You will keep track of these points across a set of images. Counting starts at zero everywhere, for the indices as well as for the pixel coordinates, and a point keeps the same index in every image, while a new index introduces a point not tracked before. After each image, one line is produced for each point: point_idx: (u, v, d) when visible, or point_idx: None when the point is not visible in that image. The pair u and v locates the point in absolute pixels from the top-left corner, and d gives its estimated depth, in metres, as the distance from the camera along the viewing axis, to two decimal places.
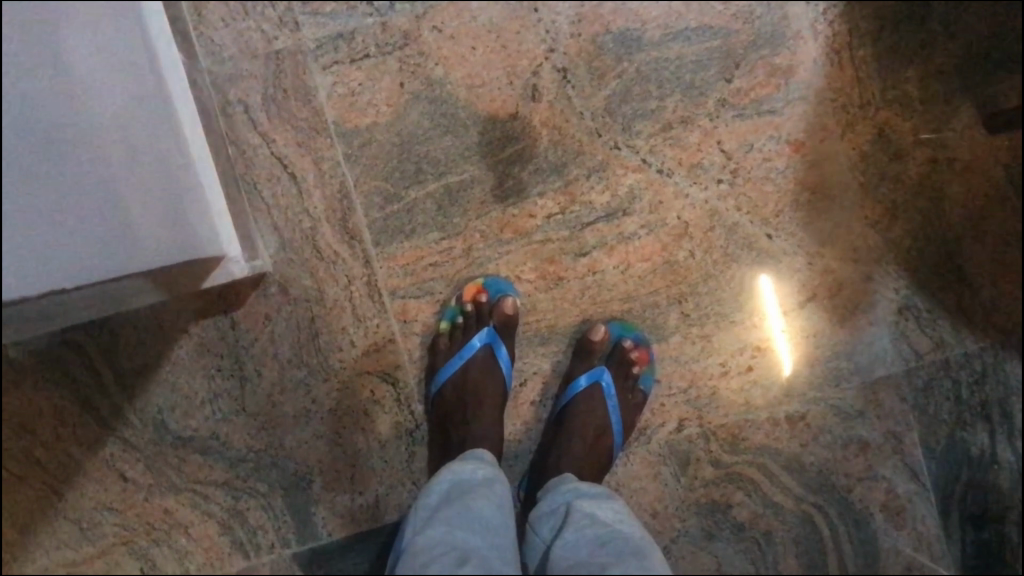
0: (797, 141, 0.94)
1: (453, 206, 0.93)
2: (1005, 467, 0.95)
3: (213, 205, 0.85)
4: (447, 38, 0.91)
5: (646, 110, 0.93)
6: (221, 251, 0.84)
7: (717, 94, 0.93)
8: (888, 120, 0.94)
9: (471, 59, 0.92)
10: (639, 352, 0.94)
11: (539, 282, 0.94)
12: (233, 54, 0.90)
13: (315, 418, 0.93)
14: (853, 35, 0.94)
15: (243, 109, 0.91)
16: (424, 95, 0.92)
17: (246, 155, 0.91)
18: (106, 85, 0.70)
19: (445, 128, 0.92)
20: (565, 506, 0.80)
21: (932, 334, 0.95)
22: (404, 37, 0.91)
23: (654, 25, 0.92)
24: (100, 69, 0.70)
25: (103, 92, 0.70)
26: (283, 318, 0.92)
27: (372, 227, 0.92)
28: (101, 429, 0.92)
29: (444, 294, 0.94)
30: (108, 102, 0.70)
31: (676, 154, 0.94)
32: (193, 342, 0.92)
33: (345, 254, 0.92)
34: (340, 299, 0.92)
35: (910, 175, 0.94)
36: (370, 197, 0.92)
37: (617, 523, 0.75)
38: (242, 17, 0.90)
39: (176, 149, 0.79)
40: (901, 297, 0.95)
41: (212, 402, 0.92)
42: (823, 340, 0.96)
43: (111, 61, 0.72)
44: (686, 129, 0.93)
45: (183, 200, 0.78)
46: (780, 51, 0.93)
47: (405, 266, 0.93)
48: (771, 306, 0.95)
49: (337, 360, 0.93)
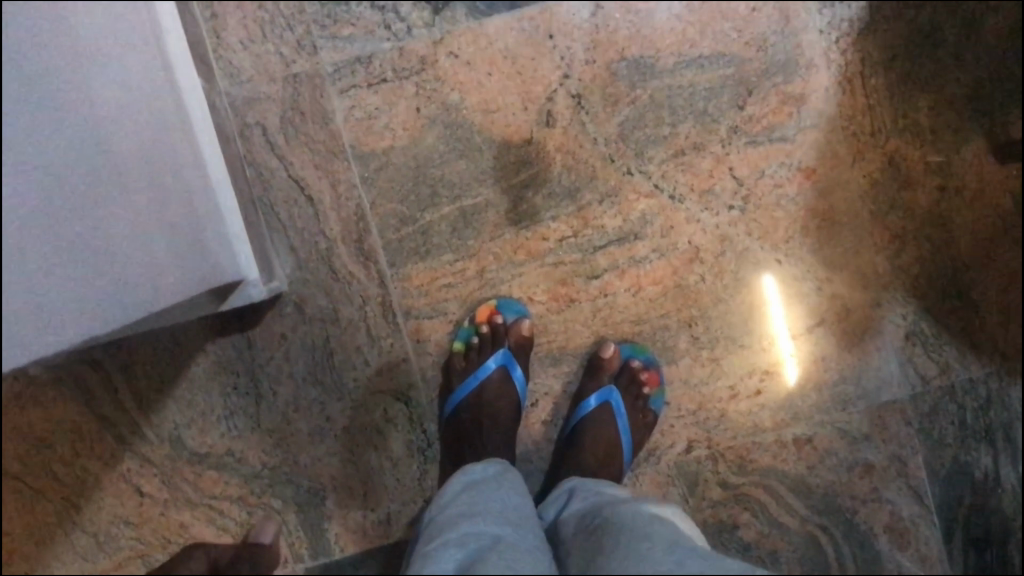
0: (808, 168, 0.95)
1: (467, 229, 0.94)
2: (1007, 491, 0.96)
3: (224, 218, 0.82)
4: (464, 64, 0.92)
5: (659, 136, 0.94)
6: (233, 268, 0.82)
7: (729, 121, 0.94)
8: (898, 148, 0.95)
9: (487, 85, 0.93)
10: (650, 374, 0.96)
11: (551, 304, 0.95)
12: (251, 77, 0.91)
13: (329, 435, 0.94)
14: (865, 63, 0.95)
15: (261, 131, 0.92)
16: (440, 120, 0.93)
17: (264, 177, 0.92)
18: (119, 97, 0.67)
19: (461, 152, 0.93)
20: (579, 490, 0.81)
21: (939, 360, 0.96)
22: (420, 62, 0.92)
23: (667, 52, 0.94)
24: (110, 78, 0.66)
25: (115, 103, 0.66)
26: (299, 337, 0.93)
27: (387, 249, 0.94)
28: (118, 444, 0.93)
29: (458, 315, 0.95)
30: (116, 111, 0.66)
31: (688, 180, 0.95)
32: (210, 360, 0.93)
33: (361, 275, 0.93)
34: (355, 319, 0.94)
35: (919, 203, 0.95)
36: (385, 219, 0.93)
37: (632, 499, 0.76)
38: (261, 41, 0.91)
39: (193, 165, 0.76)
40: (909, 322, 0.96)
41: (228, 419, 0.94)
42: (830, 364, 0.97)
43: (132, 73, 0.68)
44: (698, 156, 0.95)
45: (200, 220, 0.76)
46: (792, 79, 0.94)
47: (420, 288, 0.94)
48: (774, 303, 0.96)
49: (351, 379, 0.94)
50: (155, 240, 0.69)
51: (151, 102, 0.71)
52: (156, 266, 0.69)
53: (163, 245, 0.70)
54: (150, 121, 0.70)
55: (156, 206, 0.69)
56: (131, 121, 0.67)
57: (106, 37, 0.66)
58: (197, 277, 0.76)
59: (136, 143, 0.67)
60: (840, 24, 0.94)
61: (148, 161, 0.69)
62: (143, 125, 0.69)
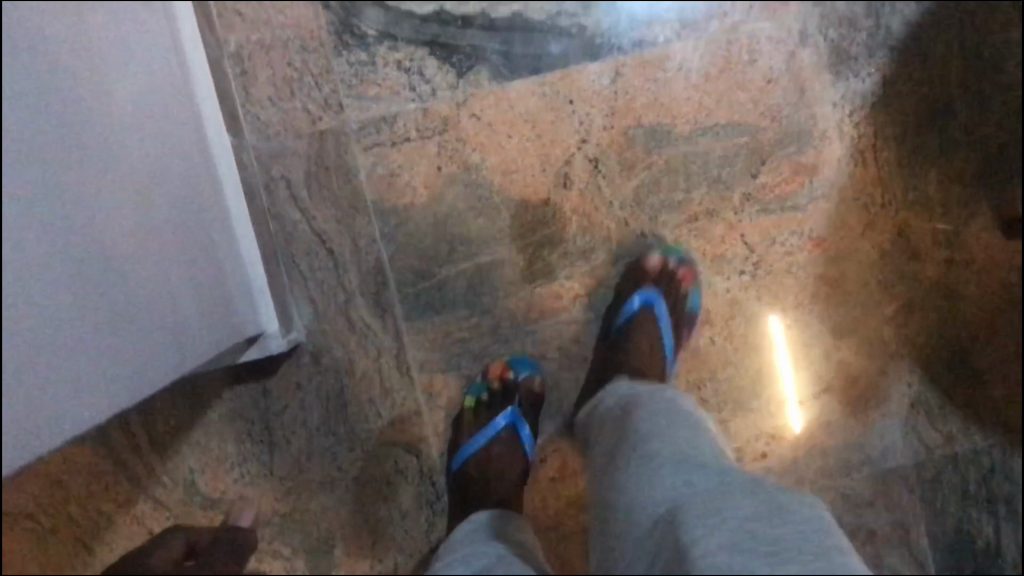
0: (819, 237, 0.97)
1: (484, 285, 0.96)
2: (1008, 562, 0.97)
3: (235, 274, 0.84)
4: (485, 125, 0.95)
5: (674, 201, 0.96)
6: (241, 322, 0.83)
7: (742, 189, 0.97)
8: (908, 220, 0.97)
9: (507, 146, 0.95)
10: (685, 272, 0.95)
11: (563, 361, 0.98)
12: (278, 132, 0.93)
13: (340, 484, 0.95)
14: (878, 136, 0.97)
15: (286, 185, 0.94)
16: (460, 179, 0.95)
17: (286, 229, 0.94)
18: (127, 119, 0.67)
19: (479, 210, 0.95)
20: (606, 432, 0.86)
21: (942, 428, 0.98)
22: (443, 123, 0.94)
23: (684, 120, 0.96)
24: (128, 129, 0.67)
25: (133, 157, 0.67)
26: (314, 387, 0.95)
27: (403, 303, 0.95)
28: (133, 487, 0.94)
29: (471, 369, 0.97)
30: (134, 161, 0.67)
31: (700, 245, 0.97)
32: (227, 406, 0.95)
33: (377, 327, 0.95)
34: (369, 371, 0.95)
35: (928, 275, 0.97)
36: (404, 273, 0.95)
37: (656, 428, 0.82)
38: (288, 98, 0.93)
39: (197, 218, 0.78)
40: (914, 391, 0.98)
41: (241, 465, 0.95)
42: (836, 430, 0.98)
43: (142, 126, 0.70)
44: (711, 222, 0.97)
45: (207, 271, 0.77)
46: (806, 150, 0.96)
47: (434, 342, 0.96)
48: (780, 345, 0.98)
49: (363, 430, 0.95)
50: (174, 293, 0.70)
51: (158, 156, 0.72)
52: (176, 320, 0.70)
53: (177, 296, 0.71)
54: (157, 173, 0.71)
55: (169, 261, 0.70)
56: (143, 173, 0.68)
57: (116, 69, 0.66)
58: (212, 332, 0.77)
59: (148, 199, 0.68)
60: (855, 97, 0.96)
61: (159, 214, 0.70)
62: (153, 178, 0.70)
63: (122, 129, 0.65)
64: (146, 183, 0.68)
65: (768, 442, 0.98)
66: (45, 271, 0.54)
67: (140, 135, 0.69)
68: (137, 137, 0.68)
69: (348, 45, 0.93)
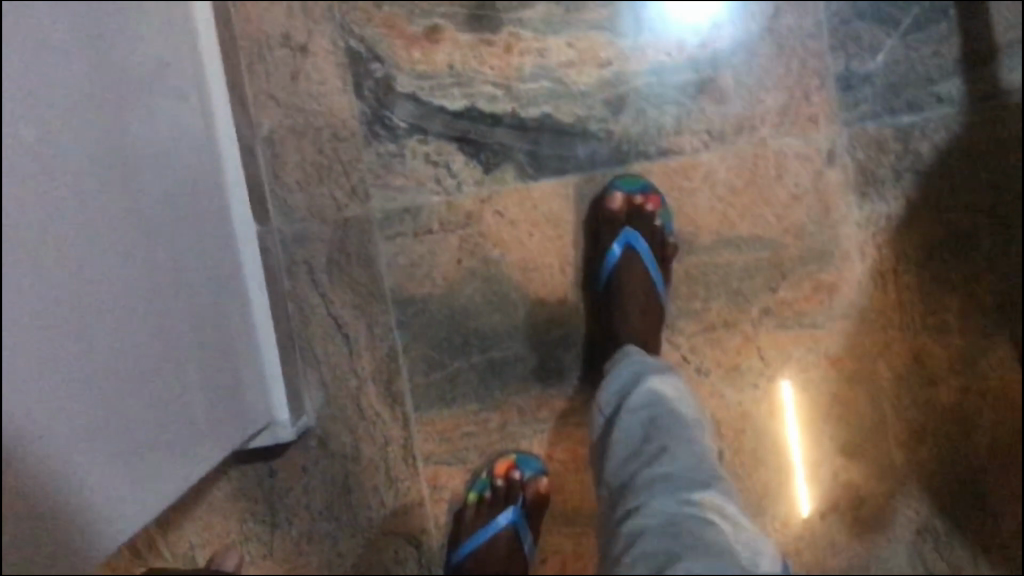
0: (834, 355, 0.97)
1: (495, 381, 0.96)
2: None
3: (244, 372, 0.84)
4: (508, 223, 0.95)
5: (690, 310, 0.97)
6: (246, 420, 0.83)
7: (761, 302, 0.96)
8: (925, 345, 0.97)
9: (528, 244, 0.96)
10: (651, 200, 0.94)
11: (569, 463, 0.97)
12: (304, 217, 0.94)
13: (338, 571, 0.95)
14: (899, 260, 0.96)
15: (307, 269, 0.95)
16: (480, 273, 0.95)
17: (304, 313, 0.95)
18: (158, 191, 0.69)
19: (496, 306, 0.96)
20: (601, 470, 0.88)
21: (948, 558, 0.97)
22: (466, 218, 0.95)
23: (706, 230, 0.96)
24: (152, 223, 0.68)
25: (157, 254, 0.68)
26: (320, 470, 0.95)
27: (414, 393, 0.96)
28: (134, 557, 0.95)
29: (476, 464, 0.97)
30: (156, 255, 0.68)
31: (715, 355, 0.97)
32: (231, 484, 0.95)
33: (386, 415, 0.96)
34: (375, 458, 0.96)
35: (942, 401, 0.97)
36: (416, 363, 0.96)
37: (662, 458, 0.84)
38: (317, 183, 0.94)
39: (213, 316, 0.79)
40: (922, 519, 0.97)
41: (242, 544, 0.96)
42: (840, 551, 0.97)
43: (167, 224, 0.71)
44: (727, 332, 0.96)
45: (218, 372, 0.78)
46: (826, 268, 0.96)
47: (442, 434, 0.96)
48: (789, 409, 0.97)
49: (365, 517, 0.95)
50: (187, 392, 0.71)
51: (181, 255, 0.73)
52: (188, 420, 0.71)
53: (190, 395, 0.71)
54: (179, 272, 0.72)
55: (184, 360, 0.71)
56: (166, 270, 0.69)
57: (144, 151, 0.68)
58: (220, 432, 0.77)
59: (168, 296, 0.69)
60: (878, 218, 0.96)
61: (177, 312, 0.71)
62: (174, 278, 0.71)
63: (144, 211, 0.66)
64: (168, 282, 0.70)
65: (779, 518, 0.97)
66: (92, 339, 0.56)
67: (164, 234, 0.70)
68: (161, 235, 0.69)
69: (379, 137, 0.94)
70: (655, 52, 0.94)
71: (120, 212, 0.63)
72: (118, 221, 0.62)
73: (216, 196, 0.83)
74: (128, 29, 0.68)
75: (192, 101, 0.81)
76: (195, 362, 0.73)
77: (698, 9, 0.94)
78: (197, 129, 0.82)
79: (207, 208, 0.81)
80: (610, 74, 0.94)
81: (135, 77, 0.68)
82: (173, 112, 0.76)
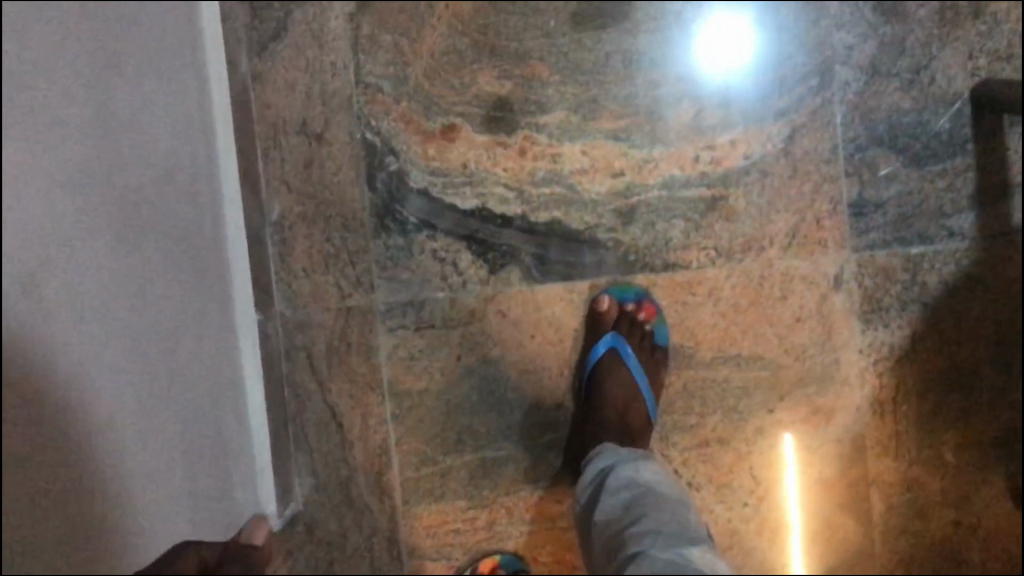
0: (828, 480, 0.97)
1: (485, 479, 0.96)
2: None
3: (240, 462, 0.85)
4: (510, 323, 0.96)
5: (686, 423, 0.96)
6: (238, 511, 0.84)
7: (756, 421, 0.96)
8: (918, 477, 0.96)
9: (528, 346, 0.96)
10: (645, 309, 0.95)
11: (554, 566, 0.97)
12: (307, 303, 0.95)
13: None
14: (899, 389, 0.96)
15: (306, 355, 0.95)
16: (478, 371, 0.95)
17: (300, 398, 0.95)
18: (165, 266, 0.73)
19: (491, 405, 0.96)
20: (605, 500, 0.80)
21: None
22: (469, 315, 0.95)
23: (707, 345, 0.96)
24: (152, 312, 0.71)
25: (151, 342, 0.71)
26: (304, 555, 0.95)
27: (404, 485, 0.96)
28: None
29: (460, 560, 0.97)
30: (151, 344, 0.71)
31: (707, 471, 0.96)
32: None
33: (374, 506, 0.96)
34: (360, 548, 0.96)
35: (931, 534, 0.97)
36: (408, 456, 0.96)
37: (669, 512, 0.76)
38: (322, 271, 0.94)
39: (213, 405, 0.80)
40: None
41: None
42: None
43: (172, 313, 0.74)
44: (721, 448, 0.96)
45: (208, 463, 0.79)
46: (825, 391, 0.96)
47: (428, 528, 0.96)
48: (790, 466, 0.97)
49: None
50: (164, 477, 0.72)
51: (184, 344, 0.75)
52: (159, 507, 0.72)
53: (168, 480, 0.72)
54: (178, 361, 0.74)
55: (169, 447, 0.73)
56: (159, 357, 0.72)
57: (152, 239, 0.71)
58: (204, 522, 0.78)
59: (160, 379, 0.72)
60: (881, 346, 0.95)
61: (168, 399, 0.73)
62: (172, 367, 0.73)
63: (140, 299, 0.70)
64: (161, 369, 0.72)
65: None
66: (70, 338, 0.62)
67: (164, 322, 0.72)
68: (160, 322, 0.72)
69: (388, 229, 0.95)
70: (669, 165, 0.94)
71: (110, 293, 0.66)
72: (103, 304, 0.66)
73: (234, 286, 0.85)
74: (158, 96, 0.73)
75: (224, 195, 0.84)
76: (183, 449, 0.74)
77: (727, 59, 0.93)
78: (228, 220, 0.84)
79: (224, 298, 0.83)
80: (622, 184, 0.94)
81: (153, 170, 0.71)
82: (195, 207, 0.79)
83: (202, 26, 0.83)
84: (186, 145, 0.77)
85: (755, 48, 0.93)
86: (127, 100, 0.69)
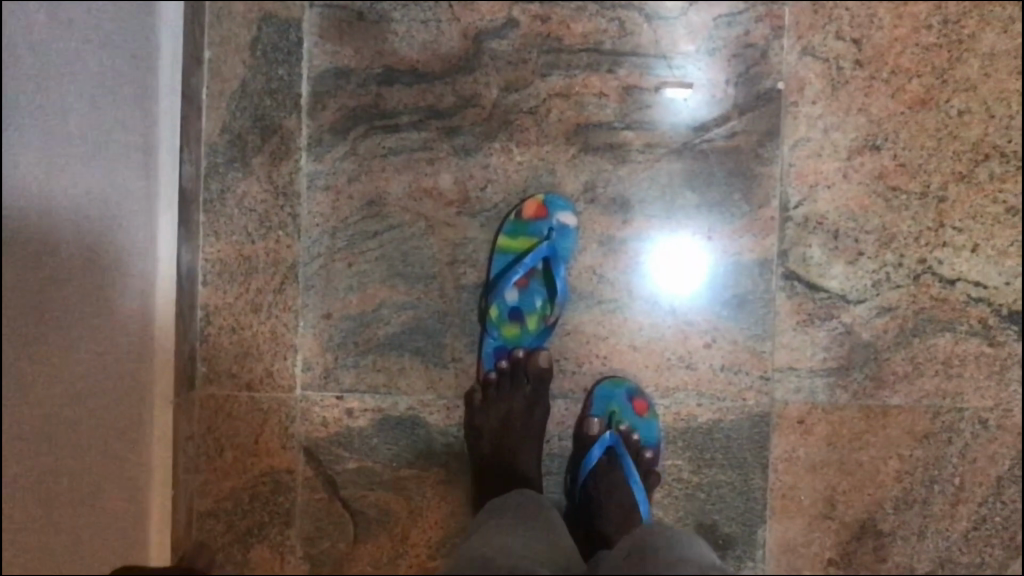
0: None
1: None
2: None
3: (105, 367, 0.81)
4: None
5: None
6: None
7: None
8: None
9: None
10: None
11: None
12: None
13: None
14: None
15: None
16: None
17: None
18: (127, 203, 0.81)
19: None
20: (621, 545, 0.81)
21: None
22: None
23: None
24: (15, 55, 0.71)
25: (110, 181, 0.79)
26: None
27: None
28: None
29: None
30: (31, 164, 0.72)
31: None
32: None
33: None
34: None
35: None
36: None
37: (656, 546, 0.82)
38: None
39: (116, 334, 0.82)
40: None
41: None
42: None
43: (130, 188, 0.81)
44: None
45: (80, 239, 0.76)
46: None
47: None
48: None
49: None
50: (101, 309, 0.80)
51: (98, 494, 0.81)
52: (115, 369, 0.82)
53: (105, 312, 0.80)
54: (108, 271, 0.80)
55: (109, 293, 0.81)
56: (115, 336, 0.82)
57: (129, 156, 0.81)
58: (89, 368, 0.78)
59: (121, 228, 0.81)
60: None
61: (101, 268, 0.79)
62: (100, 102, 0.78)
63: (123, 183, 0.80)
64: (112, 239, 0.80)
65: None
66: (118, 90, 0.79)
67: (130, 243, 0.82)
68: (120, 181, 0.80)
69: None
70: None
71: (126, 141, 0.81)
72: (113, 235, 0.80)
73: (128, 357, 0.84)
74: (140, 277, 0.84)
75: (153, 510, 0.88)
76: (96, 286, 0.79)
77: (685, 280, 0.95)
78: (153, 533, 0.88)
79: None
80: None
81: (134, 174, 0.82)
82: (119, 414, 0.83)
83: (153, 357, 0.86)
84: (130, 235, 0.82)
85: (702, 274, 0.95)
86: (145, 189, 0.83)
